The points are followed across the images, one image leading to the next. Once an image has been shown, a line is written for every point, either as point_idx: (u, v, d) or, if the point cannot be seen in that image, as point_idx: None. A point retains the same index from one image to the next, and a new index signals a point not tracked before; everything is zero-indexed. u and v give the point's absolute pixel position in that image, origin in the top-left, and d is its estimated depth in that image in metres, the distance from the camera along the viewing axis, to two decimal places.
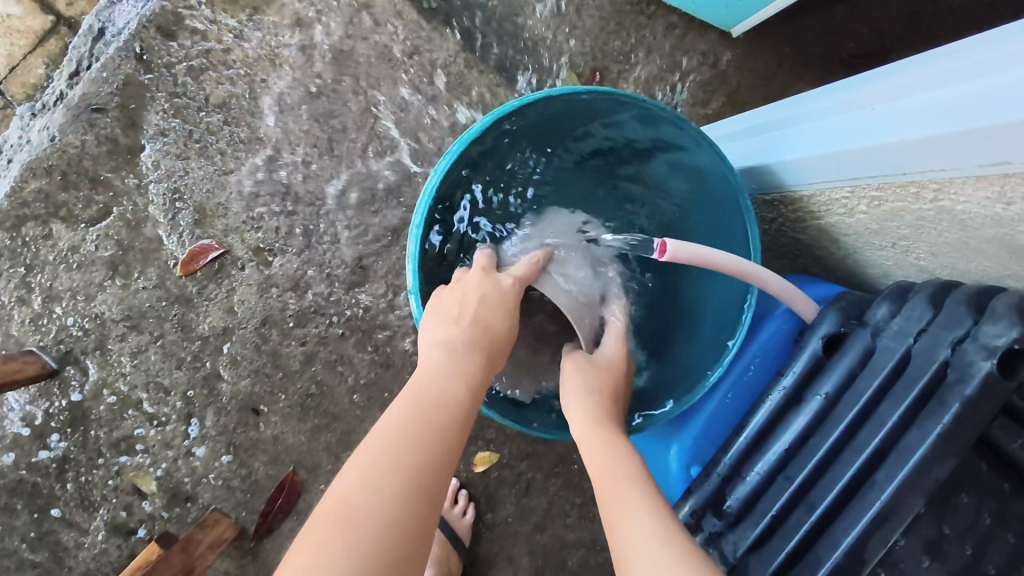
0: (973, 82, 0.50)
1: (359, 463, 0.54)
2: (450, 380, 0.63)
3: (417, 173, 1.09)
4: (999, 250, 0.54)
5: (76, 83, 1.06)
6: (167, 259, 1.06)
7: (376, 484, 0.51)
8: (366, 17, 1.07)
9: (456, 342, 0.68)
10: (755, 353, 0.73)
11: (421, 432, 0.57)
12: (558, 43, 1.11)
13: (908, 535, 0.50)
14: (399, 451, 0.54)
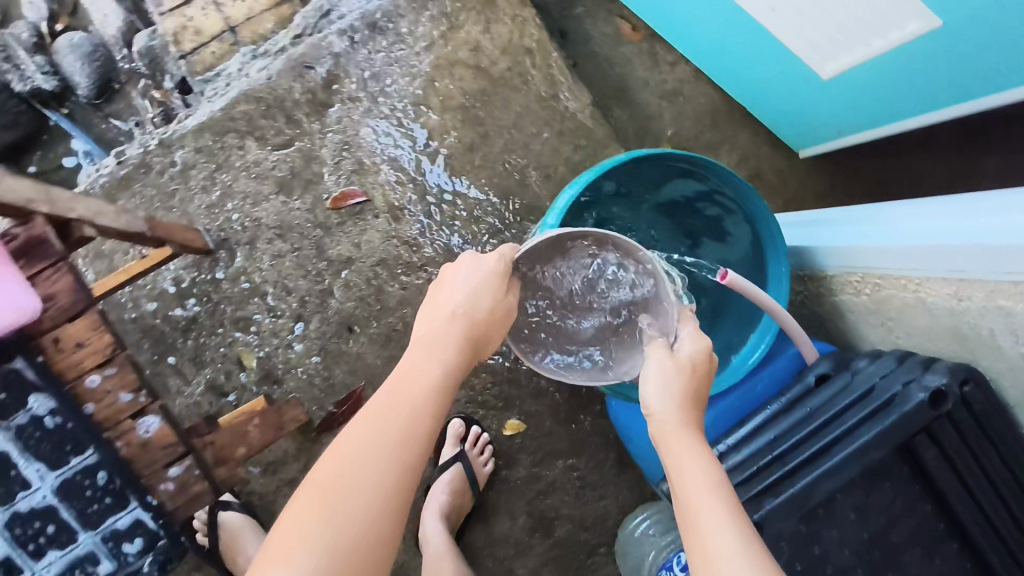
0: (959, 218, 0.77)
1: (340, 447, 0.63)
2: (427, 367, 0.72)
3: (530, 185, 1.37)
4: (949, 335, 0.80)
5: (298, 43, 1.35)
6: (323, 192, 1.33)
7: (361, 464, 0.61)
8: (528, 58, 1.37)
9: (445, 331, 0.77)
10: (765, 377, 0.97)
11: (401, 424, 0.65)
12: (664, 120, 1.45)
13: (844, 491, 0.74)
14: (381, 440, 0.63)
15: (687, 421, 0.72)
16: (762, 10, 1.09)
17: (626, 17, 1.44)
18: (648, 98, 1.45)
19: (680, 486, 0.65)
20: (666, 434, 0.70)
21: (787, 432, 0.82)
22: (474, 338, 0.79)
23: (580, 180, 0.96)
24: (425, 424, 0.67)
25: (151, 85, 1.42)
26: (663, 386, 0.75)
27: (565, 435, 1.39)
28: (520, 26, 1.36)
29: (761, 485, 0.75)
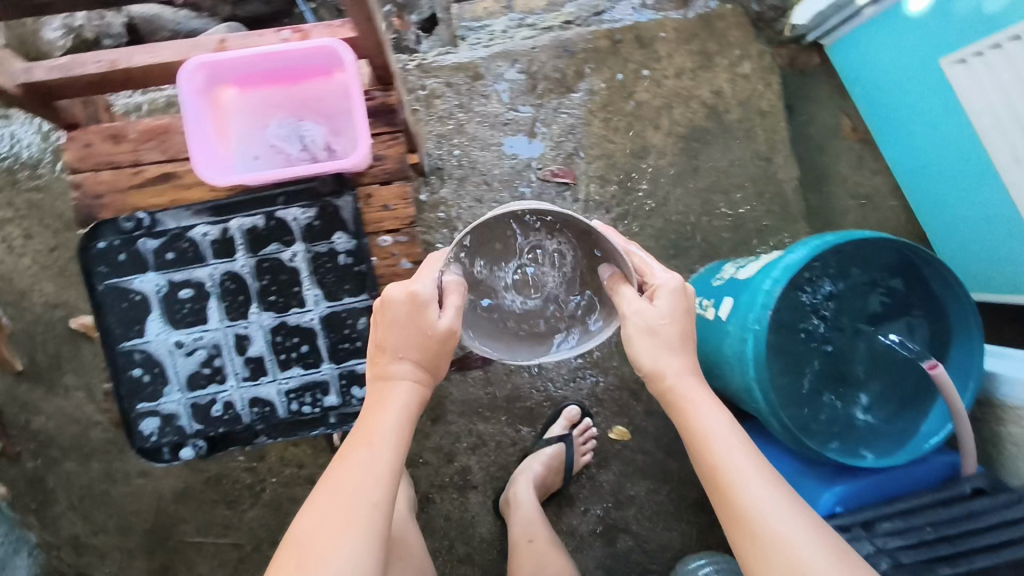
0: None
1: (308, 512, 0.72)
2: (384, 418, 0.78)
3: (717, 228, 1.47)
4: None
5: (568, 29, 1.44)
6: (538, 162, 1.41)
7: (329, 510, 0.72)
8: (758, 120, 1.46)
9: (406, 361, 0.81)
10: (916, 472, 1.04)
11: (357, 472, 0.74)
12: (846, 219, 1.55)
13: None
14: (351, 484, 0.73)
15: (683, 369, 0.81)
16: (1004, 155, 1.17)
17: (851, 116, 1.55)
18: (841, 193, 1.55)
19: (723, 476, 0.74)
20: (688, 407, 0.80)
21: (954, 521, 0.95)
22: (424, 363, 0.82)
23: (813, 242, 1.01)
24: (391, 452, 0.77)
25: (391, 10, 1.42)
26: (664, 342, 0.82)
27: (658, 460, 1.48)
28: (762, 88, 1.46)
29: (940, 555, 0.90)
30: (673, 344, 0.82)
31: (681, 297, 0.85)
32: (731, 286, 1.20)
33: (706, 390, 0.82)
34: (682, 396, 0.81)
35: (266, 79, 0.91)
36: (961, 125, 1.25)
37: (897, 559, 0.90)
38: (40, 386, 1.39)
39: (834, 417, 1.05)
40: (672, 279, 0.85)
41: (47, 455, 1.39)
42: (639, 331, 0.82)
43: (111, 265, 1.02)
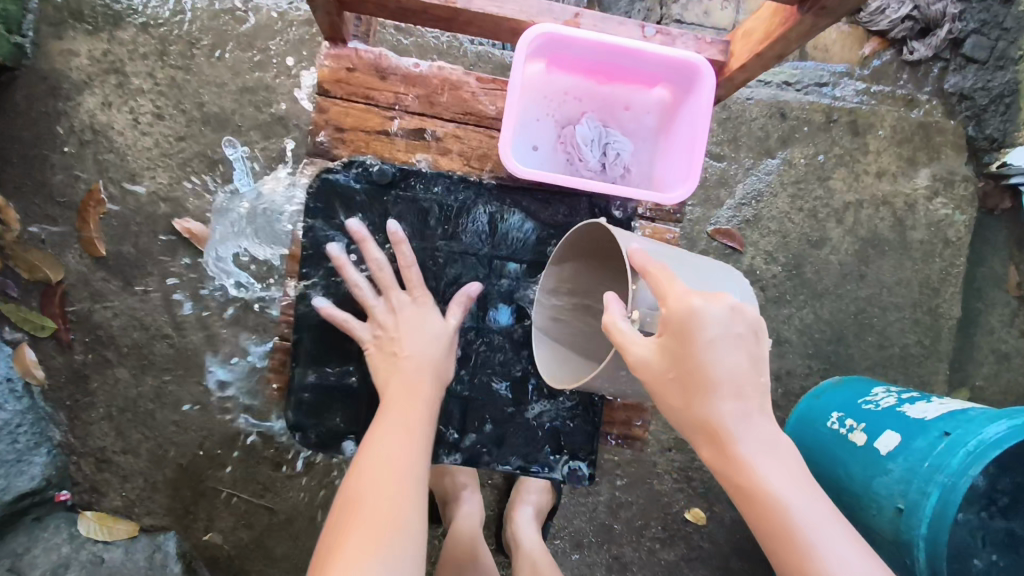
0: None
1: (353, 498, 0.70)
2: (412, 443, 0.76)
3: (864, 341, 1.38)
4: None
5: (787, 90, 1.36)
6: (712, 217, 1.33)
7: (373, 502, 0.68)
8: (939, 245, 1.39)
9: (424, 357, 0.84)
10: None
11: (393, 475, 0.71)
12: (981, 369, 1.47)
13: None
14: (388, 484, 0.70)
15: (715, 401, 0.63)
16: None
17: (1020, 270, 1.48)
18: (982, 344, 1.48)
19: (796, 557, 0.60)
20: (732, 476, 0.64)
21: None
22: (446, 362, 0.86)
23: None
24: (420, 465, 0.74)
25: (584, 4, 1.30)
26: (677, 369, 0.65)
27: (723, 553, 1.37)
28: (952, 216, 1.39)
29: None
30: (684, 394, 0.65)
31: (691, 335, 0.63)
32: (894, 419, 1.11)
33: (759, 427, 0.64)
34: (719, 466, 0.65)
35: (586, 69, 0.73)
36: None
37: None
38: (115, 278, 1.22)
39: None
40: (685, 319, 0.64)
41: (99, 354, 1.23)
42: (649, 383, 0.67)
43: (350, 243, 0.88)
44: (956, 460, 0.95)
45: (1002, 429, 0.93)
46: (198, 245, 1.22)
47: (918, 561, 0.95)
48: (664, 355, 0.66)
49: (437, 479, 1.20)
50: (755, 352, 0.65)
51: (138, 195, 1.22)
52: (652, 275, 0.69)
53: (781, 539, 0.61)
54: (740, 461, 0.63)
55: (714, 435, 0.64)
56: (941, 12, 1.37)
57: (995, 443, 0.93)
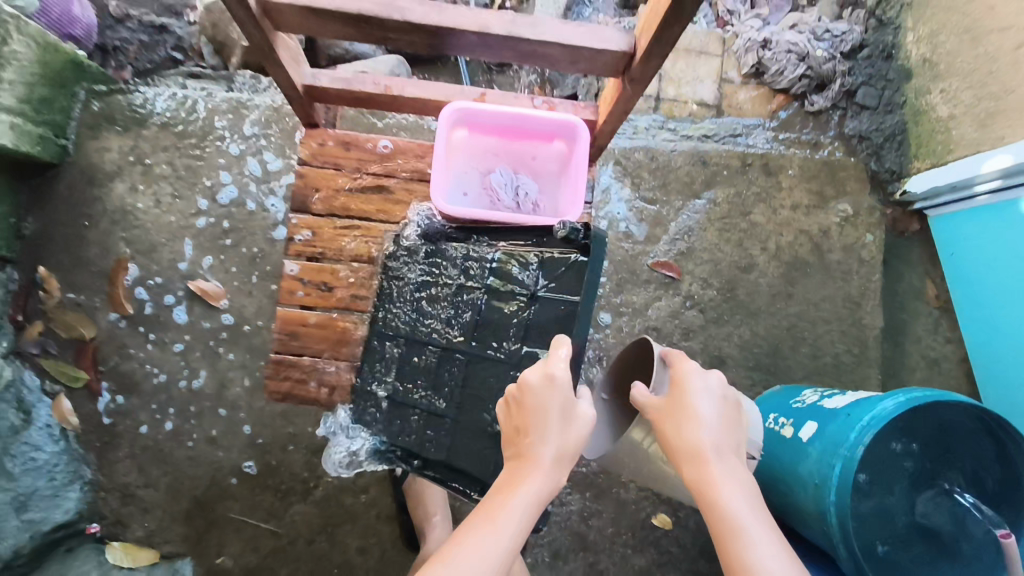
0: None
1: (444, 554, 0.74)
2: (520, 507, 0.78)
3: (798, 353, 1.55)
4: None
5: (706, 142, 1.61)
6: (651, 252, 1.54)
7: (462, 553, 0.74)
8: (856, 264, 1.58)
9: (547, 442, 0.81)
10: None
11: (491, 532, 0.75)
12: (912, 374, 1.64)
13: None
14: (489, 540, 0.75)
15: (704, 429, 0.85)
16: None
17: (937, 283, 1.66)
18: (912, 351, 1.65)
19: (740, 554, 0.78)
20: (702, 491, 0.83)
21: None
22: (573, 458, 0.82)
23: (910, 395, 1.09)
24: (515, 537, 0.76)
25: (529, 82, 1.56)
26: (679, 404, 0.88)
27: (690, 557, 1.48)
28: (864, 239, 1.59)
29: None
30: (678, 422, 0.87)
31: (688, 384, 0.89)
32: (814, 411, 1.27)
33: (733, 458, 0.85)
34: (696, 481, 0.84)
35: (497, 130, 0.96)
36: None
37: None
38: (139, 333, 1.43)
39: (866, 543, 1.07)
40: (693, 377, 0.89)
41: (125, 400, 1.42)
42: (658, 417, 0.89)
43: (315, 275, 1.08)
44: (852, 436, 1.10)
45: (888, 408, 1.09)
46: (208, 299, 1.43)
47: (833, 526, 1.08)
48: (674, 399, 0.89)
49: (417, 503, 1.35)
50: (735, 420, 0.89)
51: (160, 261, 1.45)
52: (672, 356, 0.95)
53: (732, 540, 0.79)
54: (715, 474, 0.83)
55: (700, 460, 0.84)
56: (831, 70, 1.63)
57: (884, 417, 1.08)
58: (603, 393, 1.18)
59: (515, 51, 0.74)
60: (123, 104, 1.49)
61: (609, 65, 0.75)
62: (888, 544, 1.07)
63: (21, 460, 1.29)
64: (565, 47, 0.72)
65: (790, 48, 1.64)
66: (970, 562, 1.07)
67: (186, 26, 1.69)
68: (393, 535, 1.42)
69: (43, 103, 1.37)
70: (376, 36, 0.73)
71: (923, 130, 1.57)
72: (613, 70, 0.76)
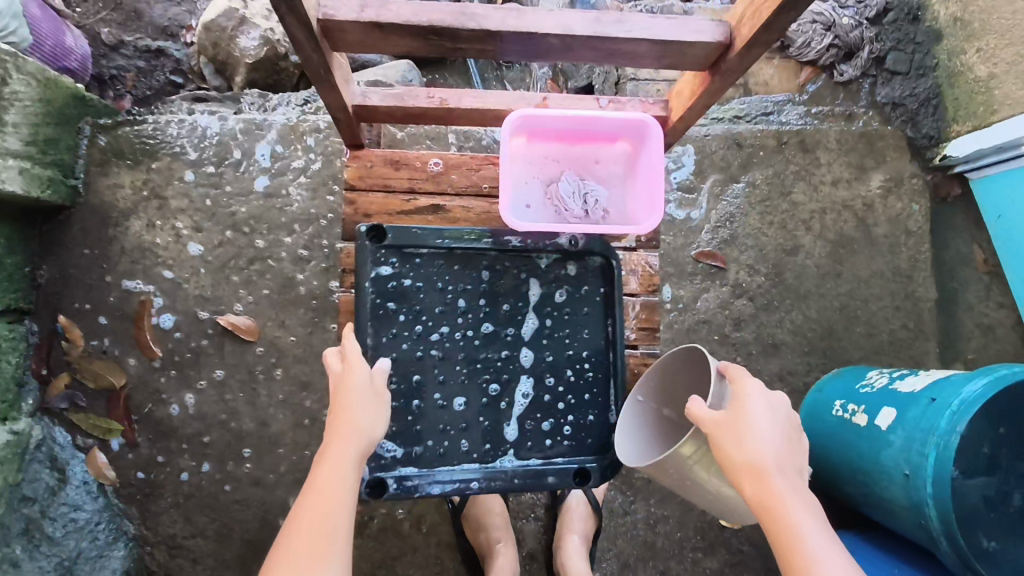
0: None
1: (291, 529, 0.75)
2: (347, 469, 0.79)
3: (853, 332, 1.50)
4: None
5: (737, 124, 1.55)
6: (694, 243, 1.48)
7: (302, 527, 0.75)
8: (903, 236, 1.53)
9: (357, 401, 0.82)
10: None
11: (331, 499, 0.77)
12: (968, 344, 1.59)
13: None
14: (331, 505, 0.76)
15: (765, 446, 0.76)
16: None
17: (984, 248, 1.62)
18: (965, 320, 1.60)
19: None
20: (765, 511, 0.74)
21: None
22: (377, 405, 0.83)
23: (997, 373, 1.05)
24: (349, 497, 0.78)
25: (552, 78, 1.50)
26: (736, 418, 0.78)
27: (763, 554, 1.43)
28: (909, 209, 1.54)
29: None
30: (734, 438, 0.77)
31: (745, 397, 0.79)
32: (889, 396, 1.22)
33: (795, 475, 0.77)
34: (758, 500, 0.74)
35: (557, 135, 0.89)
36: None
37: None
38: (171, 376, 1.36)
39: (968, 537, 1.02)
40: (750, 390, 0.79)
41: (163, 448, 1.34)
42: (715, 433, 0.78)
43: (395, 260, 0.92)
44: (943, 422, 1.06)
45: (978, 388, 1.05)
46: (241, 334, 1.36)
47: (933, 520, 1.04)
48: (732, 417, 0.78)
49: (476, 532, 1.31)
50: (792, 431, 0.80)
51: (186, 299, 1.37)
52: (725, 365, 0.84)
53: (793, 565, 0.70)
54: (777, 494, 0.74)
55: (760, 479, 0.75)
56: (859, 38, 1.57)
57: (974, 399, 1.04)
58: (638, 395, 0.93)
59: (597, 51, 0.68)
60: (130, 136, 1.41)
61: (699, 58, 0.70)
62: (989, 536, 1.03)
63: (62, 523, 1.26)
64: (655, 44, 0.67)
65: (815, 18, 1.58)
66: None
67: (185, 48, 1.63)
68: (457, 563, 1.36)
69: (50, 143, 1.29)
70: (446, 48, 0.67)
71: (961, 92, 1.52)
72: (700, 65, 0.71)
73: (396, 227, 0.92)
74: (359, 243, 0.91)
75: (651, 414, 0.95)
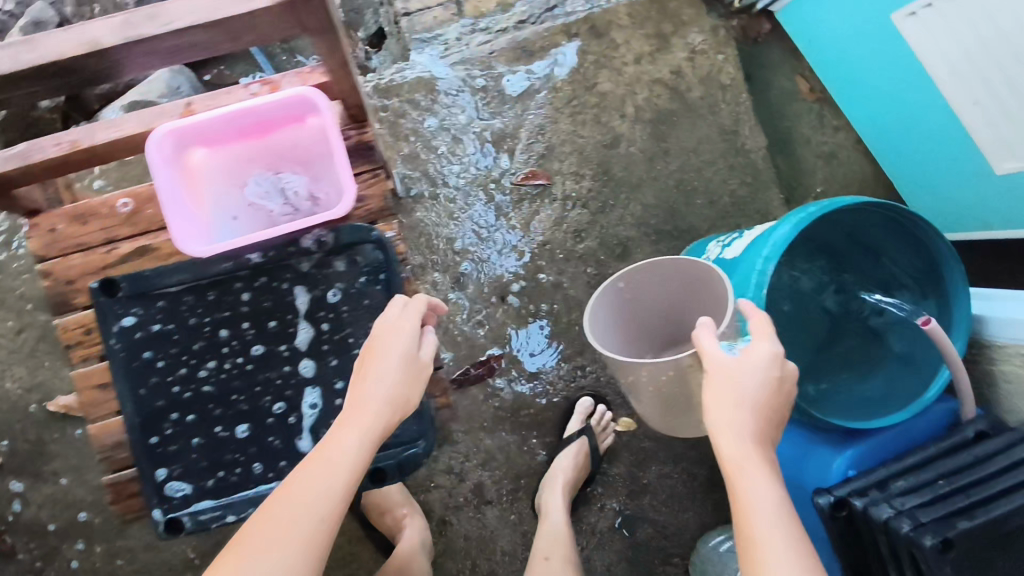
0: None
1: (279, 497, 0.71)
2: (348, 442, 0.76)
3: (696, 207, 1.46)
4: None
5: (522, 29, 1.44)
6: (511, 168, 1.41)
7: (290, 504, 0.71)
8: (719, 93, 1.47)
9: (381, 382, 0.80)
10: (900, 435, 1.05)
11: (329, 484, 0.73)
12: (815, 178, 1.58)
13: None
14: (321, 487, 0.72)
15: (763, 391, 0.78)
16: (962, 99, 1.22)
17: (808, 77, 1.58)
18: (805, 155, 1.58)
19: (754, 501, 0.70)
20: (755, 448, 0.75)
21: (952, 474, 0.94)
22: (409, 396, 0.82)
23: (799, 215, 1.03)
24: (346, 481, 0.74)
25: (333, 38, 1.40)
26: (753, 358, 0.80)
27: (665, 444, 1.46)
28: (718, 62, 1.47)
29: (959, 505, 0.88)
30: (732, 381, 0.79)
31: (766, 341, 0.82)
32: (719, 266, 1.19)
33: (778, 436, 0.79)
34: (730, 443, 0.75)
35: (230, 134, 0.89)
36: (914, 70, 1.28)
37: (915, 519, 0.87)
38: (24, 476, 1.30)
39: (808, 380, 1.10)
40: (779, 362, 0.80)
41: (41, 547, 1.30)
42: (717, 372, 0.80)
43: (142, 307, 1.03)
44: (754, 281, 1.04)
45: (783, 234, 1.04)
46: (76, 413, 1.29)
47: None
48: (749, 357, 0.80)
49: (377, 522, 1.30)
50: (780, 389, 0.81)
51: (8, 395, 1.30)
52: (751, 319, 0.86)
53: (763, 492, 0.71)
54: (755, 442, 0.75)
55: (742, 405, 0.76)
56: None
57: (778, 247, 1.03)
58: (618, 281, 1.12)
59: None
60: None
61: None
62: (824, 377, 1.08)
63: None
64: None
65: None
66: (933, 366, 1.06)
67: None
68: (373, 553, 1.36)
69: None
70: None
71: None
72: None
73: (126, 278, 1.03)
74: (97, 301, 1.03)
75: (654, 288, 1.15)
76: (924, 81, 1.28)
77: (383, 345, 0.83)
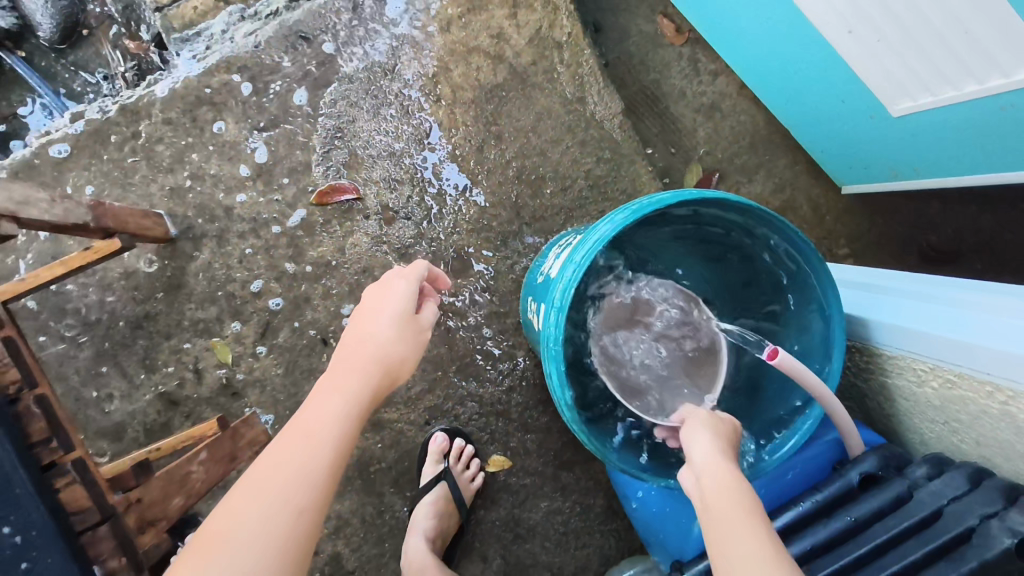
0: (984, 316, 0.72)
1: (252, 471, 0.58)
2: (323, 416, 0.63)
3: (545, 196, 1.21)
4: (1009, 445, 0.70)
5: (295, 9, 1.16)
6: (308, 184, 1.15)
7: (257, 482, 0.57)
8: (554, 54, 1.20)
9: (374, 342, 0.69)
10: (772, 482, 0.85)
11: (299, 461, 0.59)
12: (697, 137, 1.33)
13: None
14: (287, 468, 0.58)
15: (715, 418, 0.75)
16: (836, 29, 0.95)
17: (670, 15, 1.31)
18: (681, 111, 1.32)
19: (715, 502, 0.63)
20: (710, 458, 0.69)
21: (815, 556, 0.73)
22: (399, 369, 0.71)
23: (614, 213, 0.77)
24: (332, 460, 0.61)
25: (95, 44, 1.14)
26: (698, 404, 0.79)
27: (549, 477, 1.26)
28: (548, 15, 1.19)
29: None
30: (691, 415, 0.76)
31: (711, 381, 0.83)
32: (545, 284, 0.94)
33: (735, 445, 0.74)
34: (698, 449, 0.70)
35: None
36: None
37: None
38: None
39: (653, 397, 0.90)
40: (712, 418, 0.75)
41: None
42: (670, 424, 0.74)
43: None
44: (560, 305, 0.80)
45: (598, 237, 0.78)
46: None
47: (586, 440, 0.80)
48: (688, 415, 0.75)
49: None
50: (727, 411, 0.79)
51: None
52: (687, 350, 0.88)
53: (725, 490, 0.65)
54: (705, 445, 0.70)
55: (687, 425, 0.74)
56: None
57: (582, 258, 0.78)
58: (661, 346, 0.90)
59: None
60: None
61: None
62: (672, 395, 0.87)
63: None
64: None
65: None
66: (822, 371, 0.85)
67: None
68: None
69: None
70: None
71: None
72: None
73: None
74: None
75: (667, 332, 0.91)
76: (790, 9, 0.99)
77: (378, 312, 0.72)
